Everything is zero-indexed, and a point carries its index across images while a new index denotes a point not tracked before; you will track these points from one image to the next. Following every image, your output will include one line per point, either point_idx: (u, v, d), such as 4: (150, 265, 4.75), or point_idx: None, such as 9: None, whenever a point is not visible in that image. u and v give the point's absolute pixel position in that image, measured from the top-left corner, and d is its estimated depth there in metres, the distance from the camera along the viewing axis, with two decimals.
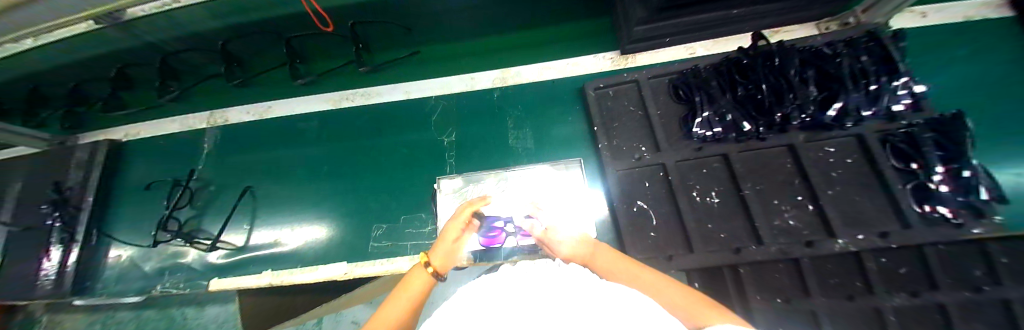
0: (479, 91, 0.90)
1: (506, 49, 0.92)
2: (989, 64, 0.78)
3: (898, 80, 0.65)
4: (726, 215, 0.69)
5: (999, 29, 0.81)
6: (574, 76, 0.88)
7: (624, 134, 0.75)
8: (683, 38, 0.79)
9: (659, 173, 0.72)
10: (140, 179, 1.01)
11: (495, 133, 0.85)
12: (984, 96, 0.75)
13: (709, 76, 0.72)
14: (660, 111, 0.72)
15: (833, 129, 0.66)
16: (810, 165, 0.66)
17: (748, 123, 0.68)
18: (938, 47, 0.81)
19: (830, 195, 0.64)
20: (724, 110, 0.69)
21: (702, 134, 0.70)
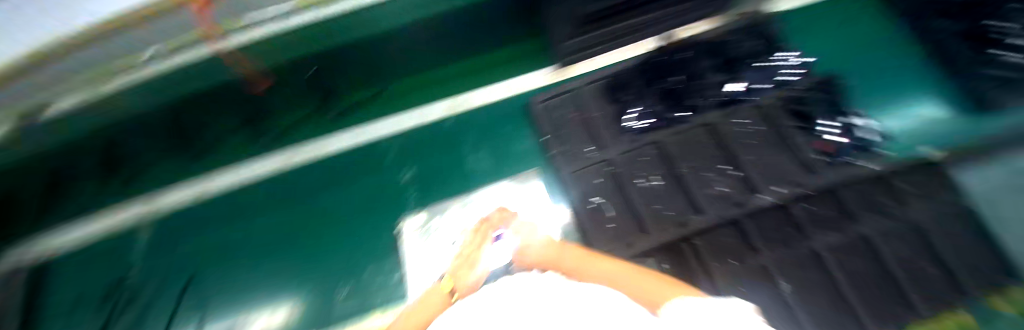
0: (430, 123, 0.93)
1: (438, 80, 0.92)
2: (860, 33, 0.89)
3: (782, 56, 0.78)
4: (671, 193, 0.79)
5: (862, 1, 0.93)
6: (519, 91, 0.93)
7: (572, 140, 0.86)
8: (610, 45, 0.85)
9: (608, 166, 0.84)
10: (70, 293, 0.85)
11: (452, 162, 0.91)
12: (858, 61, 0.86)
13: (634, 74, 0.82)
14: (600, 114, 0.85)
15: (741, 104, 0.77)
16: (728, 138, 0.78)
17: (671, 112, 0.80)
18: (820, 21, 0.90)
19: (748, 160, 0.75)
20: (650, 104, 0.81)
21: (637, 126, 0.83)
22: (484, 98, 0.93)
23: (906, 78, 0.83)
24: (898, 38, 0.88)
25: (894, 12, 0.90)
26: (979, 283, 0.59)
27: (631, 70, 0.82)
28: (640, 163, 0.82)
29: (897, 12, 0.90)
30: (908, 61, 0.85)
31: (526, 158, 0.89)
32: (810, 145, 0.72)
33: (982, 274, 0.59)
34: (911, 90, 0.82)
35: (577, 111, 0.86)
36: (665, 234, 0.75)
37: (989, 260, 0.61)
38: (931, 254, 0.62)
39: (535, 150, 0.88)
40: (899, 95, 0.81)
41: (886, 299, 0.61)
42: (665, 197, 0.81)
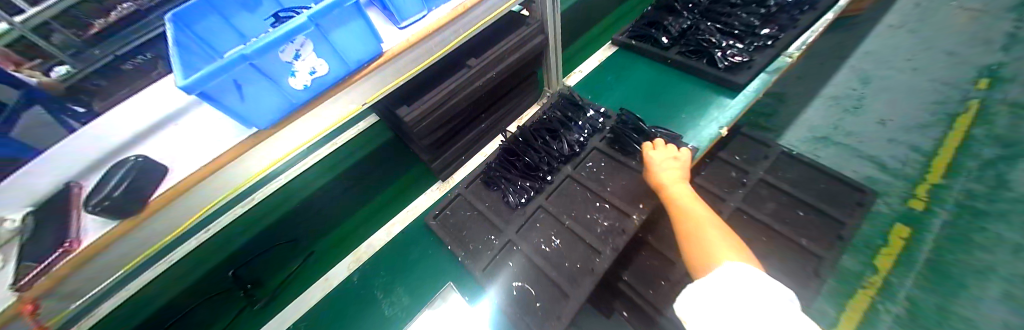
0: (340, 285, 0.93)
1: (344, 238, 1.02)
2: (632, 75, 1.16)
3: (590, 110, 1.01)
4: (572, 247, 0.80)
5: (621, 54, 1.24)
6: (411, 222, 1.02)
7: (474, 237, 0.90)
8: (471, 151, 1.05)
9: (511, 248, 0.85)
10: None
11: (371, 323, 0.85)
12: (643, 93, 1.10)
13: (500, 167, 0.98)
14: (486, 205, 0.94)
15: (581, 153, 0.93)
16: (588, 180, 0.88)
17: (535, 181, 0.91)
18: (604, 81, 1.17)
19: (611, 191, 0.84)
20: (517, 181, 0.93)
21: (517, 201, 0.90)
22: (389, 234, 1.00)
23: (680, 89, 1.09)
24: (659, 68, 1.17)
25: (644, 54, 1.20)
26: (824, 241, 0.78)
27: (495, 164, 0.99)
28: (536, 230, 0.86)
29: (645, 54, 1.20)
30: (675, 77, 1.12)
31: (437, 282, 0.90)
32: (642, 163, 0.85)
33: (820, 224, 0.80)
34: (685, 98, 1.06)
35: (468, 210, 0.96)
36: (583, 289, 0.73)
37: (823, 217, 0.81)
38: (763, 223, 0.82)
39: (454, 262, 0.92)
40: (680, 105, 1.05)
41: (796, 264, 0.77)
42: (569, 254, 0.80)
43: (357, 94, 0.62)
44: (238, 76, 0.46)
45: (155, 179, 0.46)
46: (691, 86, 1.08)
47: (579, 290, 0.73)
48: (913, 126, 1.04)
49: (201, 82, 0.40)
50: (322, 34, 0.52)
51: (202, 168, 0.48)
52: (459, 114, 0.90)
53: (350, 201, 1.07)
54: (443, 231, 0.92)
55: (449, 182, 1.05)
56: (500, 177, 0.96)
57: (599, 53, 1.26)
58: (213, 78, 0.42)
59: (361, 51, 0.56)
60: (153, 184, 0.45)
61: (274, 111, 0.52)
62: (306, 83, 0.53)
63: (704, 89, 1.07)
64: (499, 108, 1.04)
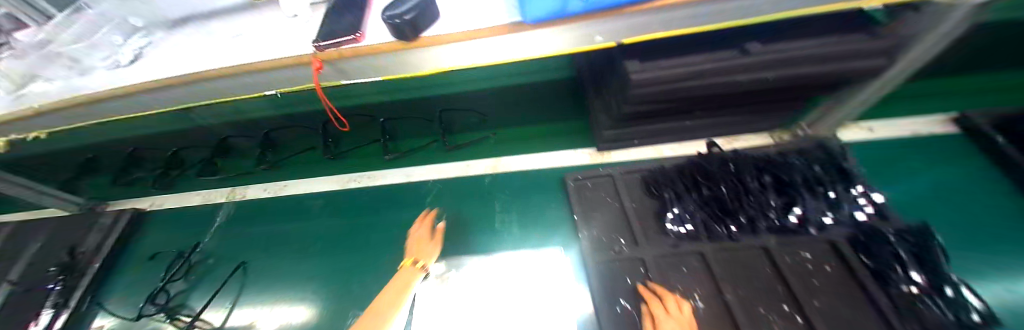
0: (472, 176, 1.06)
1: (496, 140, 1.13)
2: (950, 175, 0.82)
3: (855, 188, 0.75)
4: (713, 322, 0.63)
5: (949, 142, 0.88)
6: (551, 167, 1.01)
7: (602, 227, 0.82)
8: (648, 141, 0.93)
9: (637, 265, 0.73)
10: (160, 246, 1.10)
11: (479, 218, 0.96)
12: (948, 205, 0.78)
13: (676, 179, 0.82)
14: (634, 205, 0.83)
15: (801, 234, 0.70)
16: (789, 272, 0.66)
17: (717, 223, 0.73)
18: (898, 156, 0.87)
19: (817, 308, 0.62)
20: (691, 208, 0.77)
21: (676, 230, 0.75)
22: (526, 164, 1.05)
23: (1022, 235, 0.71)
24: (999, 189, 0.79)
25: (988, 164, 0.83)
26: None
27: (673, 170, 0.84)
28: (678, 274, 0.71)
29: (990, 164, 0.83)
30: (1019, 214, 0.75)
31: (548, 233, 0.89)
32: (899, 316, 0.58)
33: None
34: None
35: (612, 198, 0.86)
36: None
37: None
38: None
39: (568, 224, 0.88)
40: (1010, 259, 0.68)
41: None
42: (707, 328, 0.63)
43: (613, 25, 0.59)
44: None
45: (429, 20, 0.61)
46: None
47: None
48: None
49: None
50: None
51: None
52: (682, 98, 0.73)
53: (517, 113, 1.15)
54: (577, 199, 0.88)
55: (603, 156, 0.97)
56: (671, 187, 0.81)
57: (920, 120, 0.93)
58: None
59: None
60: (427, 21, 0.61)
61: (543, 10, 0.54)
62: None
63: None
64: (723, 113, 0.83)
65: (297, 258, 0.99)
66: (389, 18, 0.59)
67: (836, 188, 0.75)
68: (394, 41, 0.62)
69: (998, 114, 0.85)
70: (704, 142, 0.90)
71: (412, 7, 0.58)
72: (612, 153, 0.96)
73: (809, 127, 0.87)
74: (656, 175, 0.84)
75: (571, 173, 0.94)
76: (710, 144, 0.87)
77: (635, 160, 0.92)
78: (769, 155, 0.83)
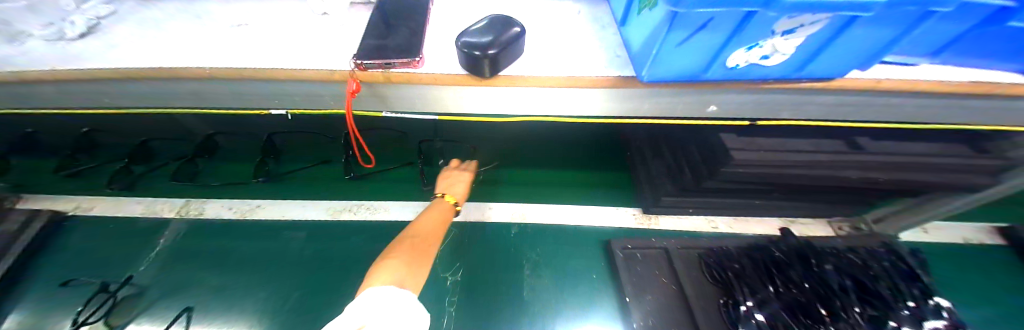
0: (498, 226, 0.91)
1: (526, 184, 1.00)
2: (1015, 295, 0.79)
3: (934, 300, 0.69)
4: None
5: (1001, 254, 0.86)
6: (587, 225, 0.91)
7: (659, 315, 0.71)
8: (704, 212, 0.87)
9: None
10: (74, 266, 0.83)
11: (506, 281, 0.82)
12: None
13: (749, 267, 0.73)
14: (696, 292, 0.73)
15: None
16: None
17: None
18: (959, 268, 0.83)
19: None
20: (768, 302, 0.66)
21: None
22: (562, 220, 0.93)
23: None
24: None
25: None
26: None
27: (737, 255, 0.76)
28: None
29: None
30: None
31: (588, 305, 0.77)
32: None
33: None
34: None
35: (668, 278, 0.76)
36: None
37: None
38: None
39: (613, 301, 0.77)
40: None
41: None
42: None
43: (742, 98, 0.49)
44: None
45: (510, 58, 0.47)
46: None
47: None
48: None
49: None
50: (844, 28, 0.35)
51: None
52: (773, 184, 0.68)
53: (553, 158, 1.06)
54: (626, 274, 0.77)
55: (650, 220, 0.90)
56: (741, 277, 0.71)
57: (971, 229, 0.90)
58: None
59: None
60: (507, 59, 0.47)
61: (672, 72, 0.43)
62: (740, 63, 0.41)
63: None
64: (795, 197, 0.79)
65: (268, 310, 0.77)
66: (464, 48, 0.45)
67: (918, 298, 0.68)
68: (461, 75, 0.48)
69: None
70: (774, 220, 0.86)
71: (498, 41, 0.44)
72: (662, 219, 0.89)
73: (874, 223, 0.84)
74: (719, 258, 0.77)
75: (616, 240, 0.84)
76: (784, 228, 0.80)
77: (689, 235, 0.84)
78: (839, 250, 0.78)
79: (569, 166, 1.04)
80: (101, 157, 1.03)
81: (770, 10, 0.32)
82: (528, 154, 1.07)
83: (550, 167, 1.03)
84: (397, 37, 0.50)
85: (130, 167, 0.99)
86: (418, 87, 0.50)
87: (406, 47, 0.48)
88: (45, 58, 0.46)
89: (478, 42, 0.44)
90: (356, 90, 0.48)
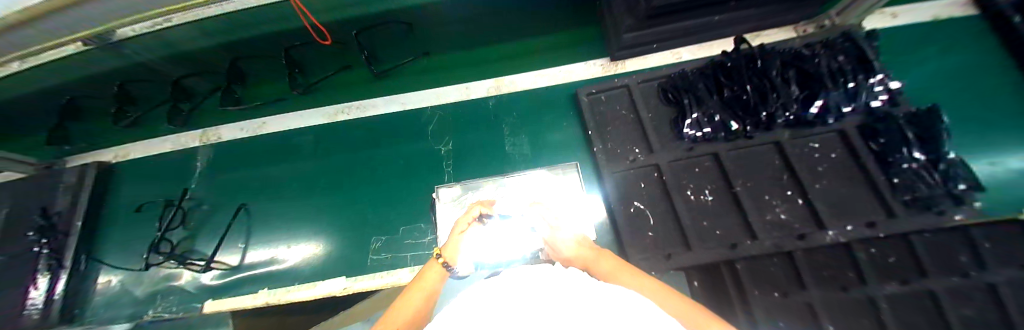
0: (474, 99, 0.97)
1: (495, 58, 1.01)
2: (965, 61, 0.82)
3: (874, 77, 0.74)
4: (721, 213, 0.69)
5: (965, 25, 0.86)
6: (558, 82, 0.95)
7: (619, 139, 0.81)
8: (668, 44, 0.87)
9: (651, 173, 0.76)
10: (136, 198, 1.02)
11: (487, 142, 0.91)
12: (959, 89, 0.80)
13: (699, 81, 0.79)
14: (651, 114, 0.81)
15: (816, 126, 0.71)
16: (797, 160, 0.70)
17: (736, 123, 0.73)
18: (917, 47, 0.85)
19: (819, 189, 0.67)
20: (712, 111, 0.75)
21: (692, 134, 0.75)
22: (534, 82, 0.97)
23: (1013, 112, 0.76)
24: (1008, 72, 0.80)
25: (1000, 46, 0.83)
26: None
27: (692, 74, 0.80)
28: (690, 174, 0.74)
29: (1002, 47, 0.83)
30: (1020, 93, 0.78)
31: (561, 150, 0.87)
32: (890, 187, 0.65)
33: (988, 305, 0.56)
34: (1016, 132, 0.74)
35: (627, 110, 0.84)
36: (709, 252, 0.67)
37: None
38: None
39: (580, 140, 0.87)
40: (996, 137, 0.74)
41: None
42: (715, 215, 0.70)
43: None
44: None
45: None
46: None
47: (704, 249, 0.67)
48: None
49: None
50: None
51: None
52: None
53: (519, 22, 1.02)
54: (590, 114, 0.84)
55: (618, 66, 0.92)
56: (691, 92, 0.78)
57: (944, 7, 0.88)
58: None
59: None
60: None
61: None
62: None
63: None
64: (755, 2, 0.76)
65: (304, 196, 0.94)
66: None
67: (859, 77, 0.73)
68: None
69: None
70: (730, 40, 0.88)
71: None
72: (629, 61, 0.91)
73: (838, 15, 0.81)
74: (675, 81, 0.81)
75: (582, 89, 0.88)
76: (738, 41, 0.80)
77: (650, 69, 0.87)
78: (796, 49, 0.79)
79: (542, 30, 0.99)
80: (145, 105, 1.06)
81: None
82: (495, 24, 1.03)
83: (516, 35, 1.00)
84: None
85: (179, 106, 1.04)
86: None
87: None
88: None
89: None
90: None
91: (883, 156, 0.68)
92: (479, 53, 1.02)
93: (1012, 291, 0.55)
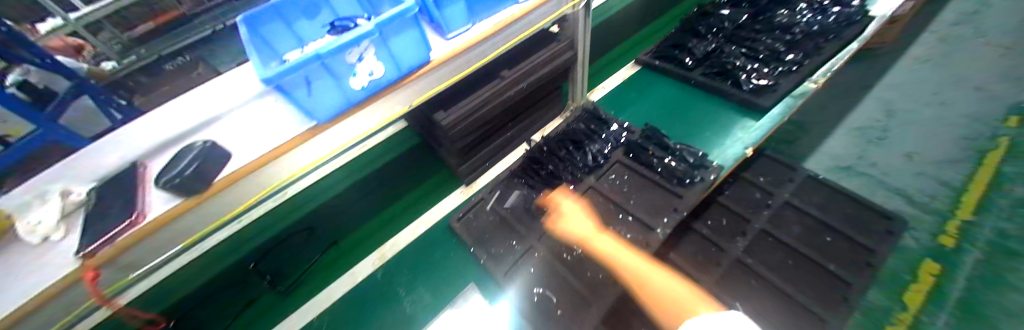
0: (362, 281, 0.98)
1: (373, 231, 1.08)
2: (665, 85, 1.26)
3: (611, 124, 1.06)
4: (593, 257, 0.83)
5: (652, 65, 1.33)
6: (427, 229, 1.05)
7: (496, 242, 0.93)
8: (496, 157, 1.09)
9: (533, 254, 0.88)
10: None
11: (393, 317, 0.90)
12: (671, 103, 1.19)
13: (523, 174, 1.02)
14: (509, 211, 0.97)
15: (605, 165, 0.98)
16: (610, 192, 0.92)
17: (559, 190, 0.95)
18: (635, 89, 1.27)
19: (634, 204, 0.88)
20: (540, 191, 0.97)
21: (540, 209, 0.93)
22: (413, 234, 1.05)
23: (704, 102, 1.17)
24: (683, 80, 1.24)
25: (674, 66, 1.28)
26: (825, 299, 0.73)
27: (519, 171, 1.03)
28: (557, 239, 0.88)
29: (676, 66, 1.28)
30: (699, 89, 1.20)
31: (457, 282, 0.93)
32: (668, 181, 0.90)
33: (795, 220, 0.85)
34: (710, 119, 1.12)
35: (492, 214, 0.99)
36: (605, 298, 0.76)
37: (848, 205, 0.84)
38: (787, 245, 0.81)
39: (472, 262, 0.95)
40: (703, 128, 1.10)
41: (825, 287, 0.74)
42: (591, 262, 0.82)
43: (402, 98, 0.67)
44: (311, 73, 0.52)
45: (222, 158, 0.51)
46: (711, 98, 1.17)
47: (600, 298, 0.76)
48: (956, 118, 0.96)
49: (280, 76, 0.47)
50: (385, 42, 0.57)
51: (260, 157, 0.52)
52: (491, 121, 0.95)
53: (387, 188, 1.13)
54: (467, 235, 0.97)
55: (472, 187, 1.10)
56: (522, 184, 1.00)
57: (624, 70, 1.34)
58: (292, 72, 0.48)
59: (417, 54, 0.62)
60: (216, 171, 0.49)
61: (334, 106, 0.58)
62: (364, 84, 0.58)
63: (726, 104, 1.14)
64: (527, 118, 1.08)
65: None
66: (161, 183, 0.48)
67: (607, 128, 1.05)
68: (173, 206, 0.47)
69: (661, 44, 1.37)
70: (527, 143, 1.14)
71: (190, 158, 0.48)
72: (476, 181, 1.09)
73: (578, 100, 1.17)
74: (509, 182, 1.02)
75: (451, 219, 1.02)
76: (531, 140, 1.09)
77: (491, 180, 1.07)
78: (566, 127, 1.09)
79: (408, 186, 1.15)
80: None
81: (328, 57, 0.51)
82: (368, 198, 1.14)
83: (389, 201, 1.12)
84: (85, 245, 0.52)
85: None
86: (147, 240, 0.47)
87: None
88: None
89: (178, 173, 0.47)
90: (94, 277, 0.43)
91: (649, 163, 0.95)
92: (357, 234, 1.08)
93: (799, 198, 0.87)
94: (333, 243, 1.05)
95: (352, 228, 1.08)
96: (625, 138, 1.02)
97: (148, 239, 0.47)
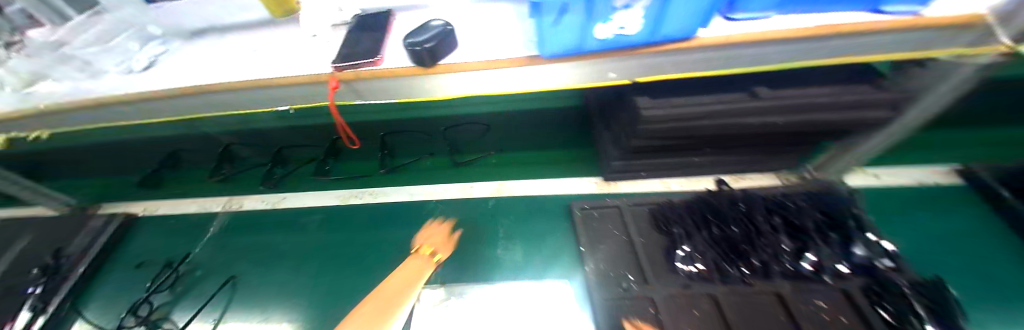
0: (477, 199, 1.04)
1: (516, 164, 1.10)
2: (957, 226, 0.83)
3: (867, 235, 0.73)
4: None
5: (954, 193, 0.89)
6: (556, 195, 0.99)
7: (609, 261, 0.79)
8: (656, 173, 0.92)
9: (646, 307, 0.70)
10: (137, 256, 1.06)
11: (484, 246, 0.93)
12: (960, 256, 0.77)
13: (687, 215, 0.81)
14: (644, 240, 0.81)
15: (816, 283, 0.68)
16: (806, 322, 0.64)
17: (728, 265, 0.71)
18: (903, 206, 0.88)
19: None
20: (700, 247, 0.75)
21: (687, 269, 0.73)
22: (534, 189, 1.03)
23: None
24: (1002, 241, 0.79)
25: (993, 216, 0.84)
26: None
27: (682, 208, 0.83)
28: (691, 318, 0.67)
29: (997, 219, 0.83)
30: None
31: (553, 261, 0.87)
32: None
33: None
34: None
35: (619, 230, 0.84)
36: None
37: None
38: None
39: (573, 254, 0.86)
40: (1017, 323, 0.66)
41: None
42: None
43: (630, 65, 0.59)
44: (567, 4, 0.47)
45: (445, 50, 0.63)
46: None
47: None
48: None
49: None
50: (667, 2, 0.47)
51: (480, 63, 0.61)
52: (696, 137, 0.72)
53: (538, 136, 1.15)
54: (583, 231, 0.86)
55: (610, 186, 0.97)
56: (680, 223, 0.80)
57: (902, 172, 0.93)
58: None
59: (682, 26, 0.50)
60: (445, 51, 0.62)
61: (560, 49, 0.55)
62: (607, 36, 0.52)
63: None
64: (734, 150, 0.81)
65: (287, 283, 0.93)
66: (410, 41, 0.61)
67: (854, 235, 0.72)
68: (412, 66, 0.63)
69: (996, 168, 0.89)
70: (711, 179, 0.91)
71: (432, 37, 0.60)
72: (620, 184, 0.95)
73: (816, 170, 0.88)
74: (663, 210, 0.84)
75: (576, 203, 0.92)
76: (720, 181, 0.86)
77: (640, 192, 0.90)
78: (776, 197, 0.81)
79: (557, 145, 1.11)
80: (244, 167, 1.27)
81: None
82: (520, 134, 1.16)
83: (536, 146, 1.13)
84: (363, 46, 0.66)
85: (225, 167, 1.26)
86: (392, 80, 0.65)
87: (369, 52, 0.65)
88: (107, 86, 0.66)
89: (417, 41, 0.60)
90: (337, 86, 0.65)
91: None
92: (506, 157, 1.12)
93: None
94: (485, 152, 1.14)
95: (504, 153, 1.13)
96: (875, 264, 0.68)
97: (390, 78, 0.65)
